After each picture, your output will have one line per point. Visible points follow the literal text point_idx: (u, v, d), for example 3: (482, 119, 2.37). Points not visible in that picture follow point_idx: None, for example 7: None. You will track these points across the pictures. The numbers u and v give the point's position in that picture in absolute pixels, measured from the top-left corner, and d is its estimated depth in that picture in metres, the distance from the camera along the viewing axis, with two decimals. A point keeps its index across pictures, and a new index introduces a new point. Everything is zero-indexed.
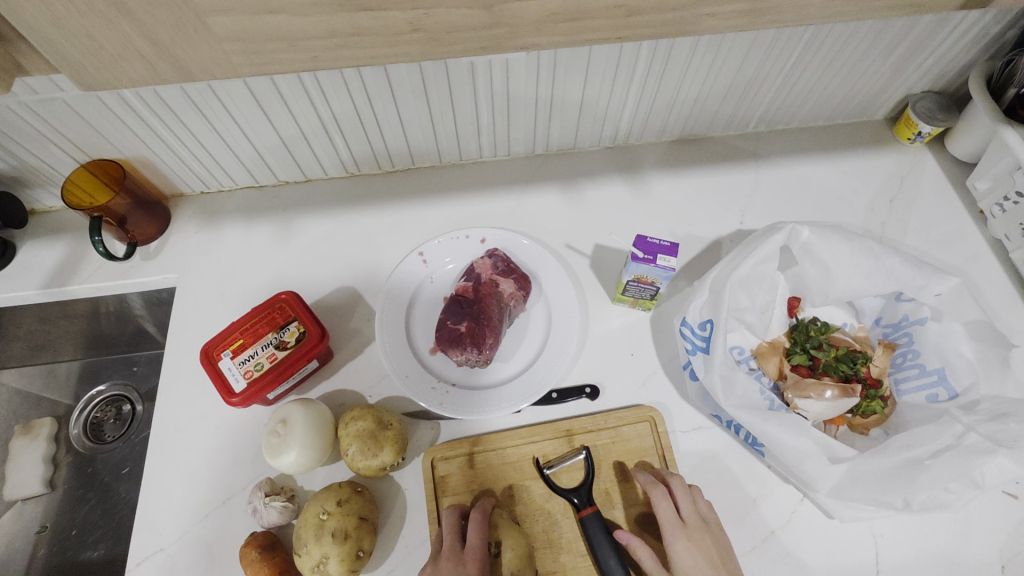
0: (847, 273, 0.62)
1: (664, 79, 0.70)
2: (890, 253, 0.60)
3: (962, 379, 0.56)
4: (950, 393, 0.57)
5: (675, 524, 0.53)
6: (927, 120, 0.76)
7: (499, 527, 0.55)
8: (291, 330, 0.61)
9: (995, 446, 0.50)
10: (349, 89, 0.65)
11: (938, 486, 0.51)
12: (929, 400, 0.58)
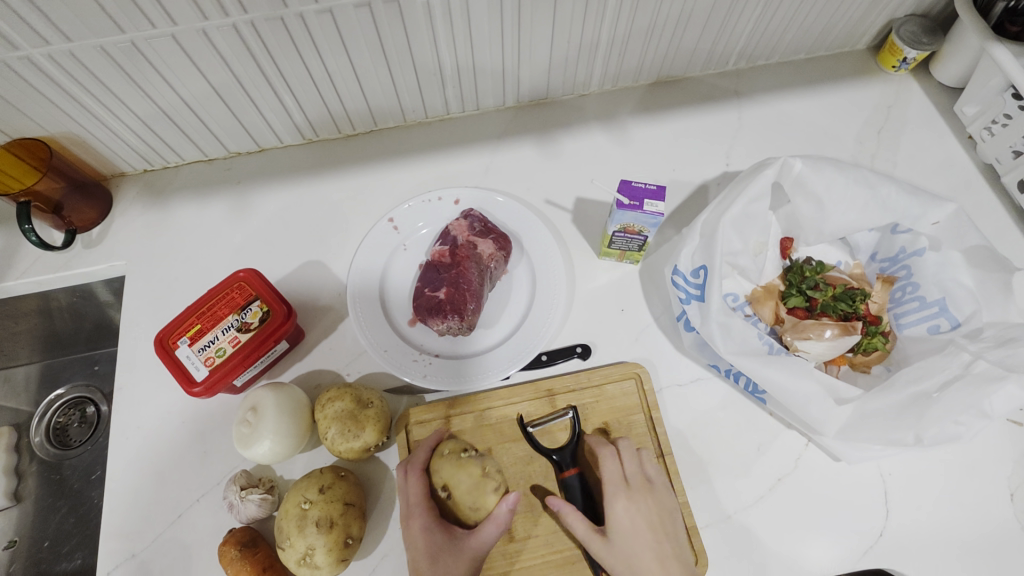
0: (842, 211, 0.58)
1: (638, 14, 0.64)
2: (886, 181, 0.57)
3: (964, 308, 0.54)
4: (953, 322, 0.55)
5: (618, 484, 0.50)
6: (913, 44, 0.72)
7: (433, 460, 0.51)
8: (253, 310, 0.56)
9: (1006, 372, 0.48)
10: (293, 41, 0.59)
11: (948, 419, 0.49)
12: (930, 332, 0.56)
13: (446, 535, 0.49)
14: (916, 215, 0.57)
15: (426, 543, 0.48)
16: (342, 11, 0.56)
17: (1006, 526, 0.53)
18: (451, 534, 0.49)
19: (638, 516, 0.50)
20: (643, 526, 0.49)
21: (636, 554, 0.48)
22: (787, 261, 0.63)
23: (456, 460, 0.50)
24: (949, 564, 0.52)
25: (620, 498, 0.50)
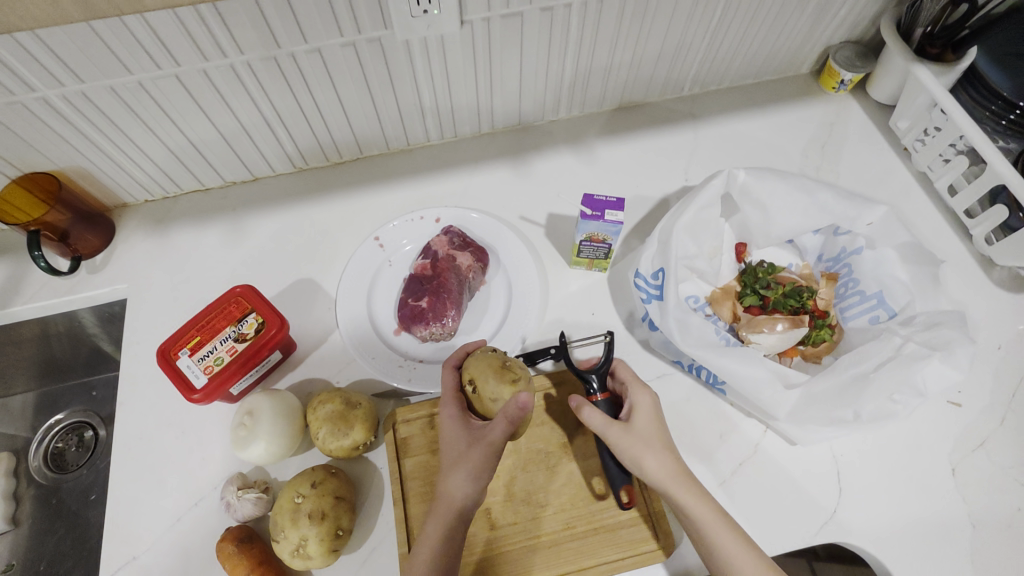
0: (784, 212, 0.65)
1: (597, 47, 0.72)
2: (823, 188, 0.63)
3: (899, 299, 0.60)
4: (889, 312, 0.60)
5: (638, 382, 0.57)
6: (847, 67, 0.80)
7: (468, 366, 0.56)
8: (250, 322, 0.60)
9: (930, 350, 0.55)
10: (286, 79, 0.65)
11: (883, 397, 0.54)
12: (871, 322, 0.61)
13: (463, 437, 0.53)
14: (852, 215, 0.63)
15: (450, 441, 0.54)
16: (330, 51, 0.63)
17: (949, 498, 0.57)
18: (468, 436, 0.53)
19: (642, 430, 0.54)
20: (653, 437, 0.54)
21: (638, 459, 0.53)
22: (742, 264, 0.68)
23: (489, 363, 0.55)
24: (899, 535, 0.56)
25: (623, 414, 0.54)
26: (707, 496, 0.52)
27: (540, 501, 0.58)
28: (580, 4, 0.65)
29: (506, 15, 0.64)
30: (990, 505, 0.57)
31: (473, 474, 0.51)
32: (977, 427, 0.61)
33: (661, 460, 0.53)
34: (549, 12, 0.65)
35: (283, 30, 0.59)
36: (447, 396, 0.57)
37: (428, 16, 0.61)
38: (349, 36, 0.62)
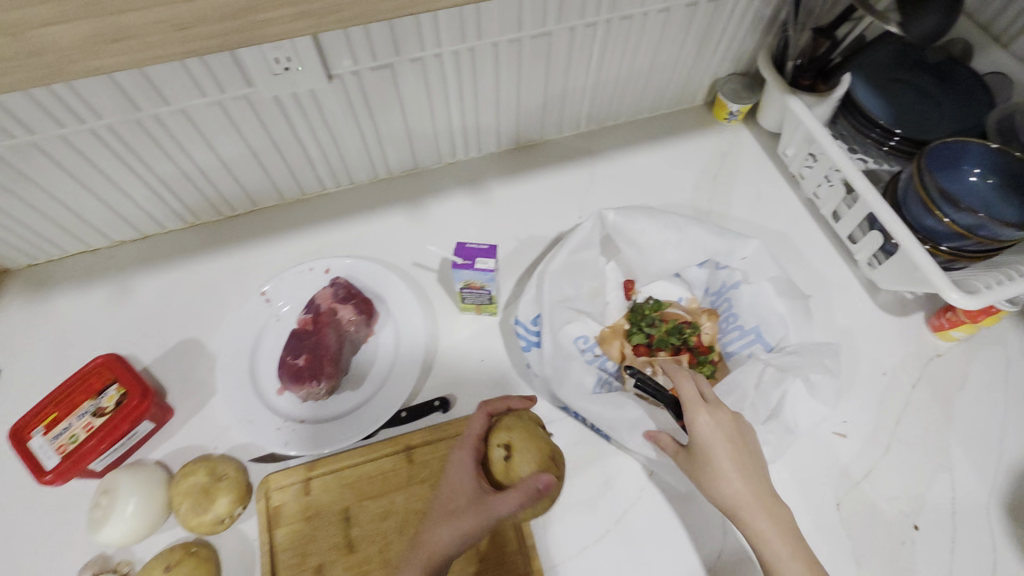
0: (660, 249, 0.65)
1: (478, 91, 0.71)
2: (693, 224, 0.64)
3: (774, 333, 0.62)
4: (766, 347, 0.62)
5: (696, 400, 0.53)
6: (735, 99, 0.81)
7: (507, 429, 0.55)
8: (110, 394, 0.59)
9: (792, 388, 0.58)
10: (153, 139, 0.63)
11: None
12: (750, 357, 0.63)
13: (459, 498, 0.52)
14: (729, 249, 0.64)
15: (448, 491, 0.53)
16: (196, 111, 0.61)
17: (834, 535, 0.57)
18: (472, 500, 0.51)
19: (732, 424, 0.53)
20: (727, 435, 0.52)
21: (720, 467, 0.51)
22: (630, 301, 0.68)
23: (536, 444, 0.54)
24: None
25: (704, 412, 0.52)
26: (773, 507, 0.50)
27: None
28: (451, 54, 0.65)
29: (375, 67, 0.63)
30: (874, 538, 0.57)
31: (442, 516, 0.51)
32: (861, 459, 0.61)
33: (740, 469, 0.51)
34: (420, 63, 0.64)
35: (139, 93, 0.57)
36: (461, 449, 0.55)
37: (292, 73, 0.59)
38: (212, 95, 0.60)
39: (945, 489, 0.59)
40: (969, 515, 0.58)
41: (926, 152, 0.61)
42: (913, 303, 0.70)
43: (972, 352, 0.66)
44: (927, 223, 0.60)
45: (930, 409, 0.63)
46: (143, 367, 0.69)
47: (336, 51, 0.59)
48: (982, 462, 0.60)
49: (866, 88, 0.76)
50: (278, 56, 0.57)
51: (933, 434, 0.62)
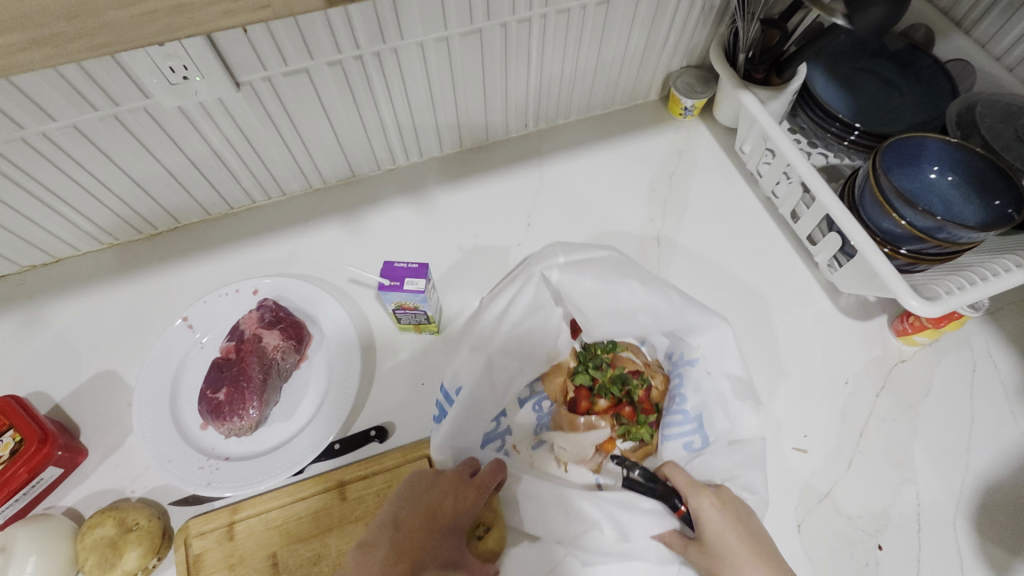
0: (608, 299, 0.62)
1: (409, 93, 0.66)
2: (654, 289, 0.60)
3: (715, 427, 0.58)
4: (704, 440, 0.58)
5: (696, 485, 0.54)
6: (688, 94, 0.76)
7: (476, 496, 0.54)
8: (4, 441, 0.54)
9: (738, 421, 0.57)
10: (46, 158, 0.57)
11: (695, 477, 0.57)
12: (683, 449, 0.59)
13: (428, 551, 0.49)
14: (693, 323, 0.60)
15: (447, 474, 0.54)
16: (89, 125, 0.56)
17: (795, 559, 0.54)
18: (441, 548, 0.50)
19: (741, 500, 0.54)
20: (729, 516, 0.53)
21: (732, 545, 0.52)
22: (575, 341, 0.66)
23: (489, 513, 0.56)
24: None
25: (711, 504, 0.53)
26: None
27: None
28: (372, 55, 0.60)
29: (288, 72, 0.58)
30: (836, 561, 0.54)
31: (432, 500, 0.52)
32: (822, 475, 0.58)
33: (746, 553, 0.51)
34: (338, 66, 0.59)
35: (17, 109, 0.51)
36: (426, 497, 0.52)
37: (191, 82, 0.54)
38: (105, 108, 0.55)
39: (910, 504, 0.56)
40: (935, 532, 0.55)
41: (884, 149, 0.58)
42: (876, 305, 0.67)
43: (936, 357, 0.63)
44: (885, 225, 0.57)
45: (894, 419, 0.60)
46: (54, 404, 0.63)
47: (239, 56, 0.54)
48: (948, 474, 0.57)
49: (824, 80, 0.72)
50: (171, 64, 0.52)
51: (897, 445, 0.59)
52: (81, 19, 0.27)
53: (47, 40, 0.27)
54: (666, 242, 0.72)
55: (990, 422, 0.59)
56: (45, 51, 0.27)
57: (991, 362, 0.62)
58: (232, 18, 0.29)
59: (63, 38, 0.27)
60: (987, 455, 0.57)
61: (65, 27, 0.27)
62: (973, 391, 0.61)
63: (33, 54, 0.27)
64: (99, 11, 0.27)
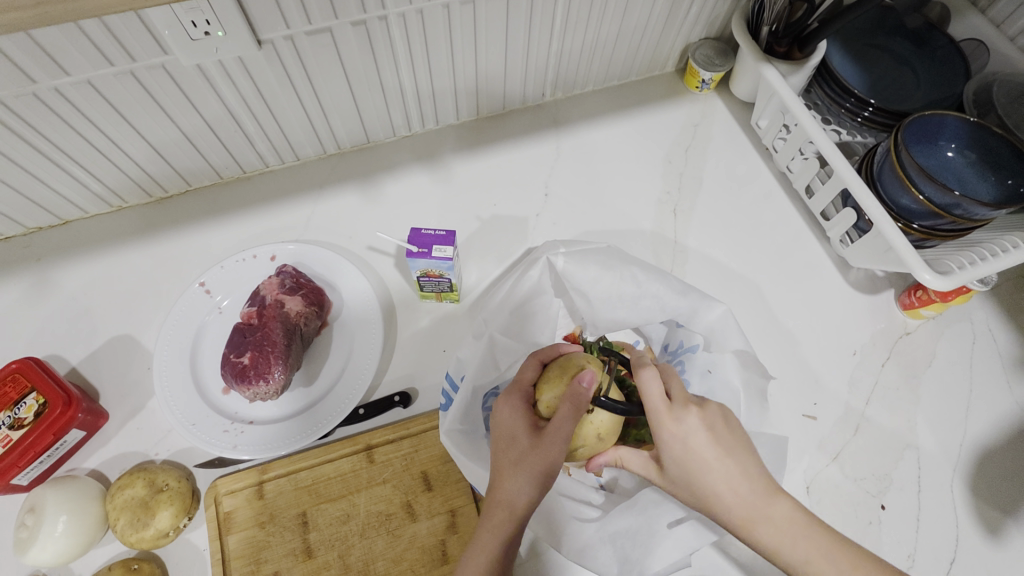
0: (609, 297, 0.59)
1: (431, 57, 0.65)
2: (653, 280, 0.57)
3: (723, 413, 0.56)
4: None
5: (659, 408, 0.48)
6: (707, 66, 0.76)
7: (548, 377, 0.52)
8: (28, 404, 0.54)
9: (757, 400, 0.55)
10: (59, 115, 0.55)
11: None
12: None
13: (517, 447, 0.47)
14: (692, 312, 0.57)
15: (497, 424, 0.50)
16: (104, 82, 0.53)
17: None
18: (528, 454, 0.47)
19: (688, 473, 0.47)
20: (703, 453, 0.46)
21: (705, 490, 0.46)
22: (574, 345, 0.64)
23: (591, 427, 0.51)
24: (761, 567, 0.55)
25: (694, 408, 0.48)
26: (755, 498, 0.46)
27: (378, 571, 0.53)
28: (397, 16, 0.58)
29: (311, 31, 0.56)
30: (842, 520, 0.57)
31: (540, 482, 0.46)
32: (830, 440, 0.60)
33: (727, 472, 0.46)
34: (362, 26, 0.58)
35: (32, 64, 0.49)
36: (512, 403, 0.50)
37: (212, 38, 0.52)
38: (122, 64, 0.52)
39: (912, 467, 0.59)
40: (934, 493, 0.58)
41: (905, 126, 0.59)
42: (884, 280, 0.69)
43: (940, 330, 0.66)
44: (902, 201, 0.59)
45: (898, 388, 0.63)
46: (71, 367, 0.62)
47: (263, 13, 0.52)
48: (949, 440, 0.60)
49: (841, 56, 0.72)
50: (194, 18, 0.50)
51: (901, 413, 0.61)
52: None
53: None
54: (681, 215, 0.73)
55: (987, 391, 0.62)
56: None
57: (990, 335, 0.65)
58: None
59: None
60: (983, 422, 0.60)
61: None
62: (973, 363, 0.63)
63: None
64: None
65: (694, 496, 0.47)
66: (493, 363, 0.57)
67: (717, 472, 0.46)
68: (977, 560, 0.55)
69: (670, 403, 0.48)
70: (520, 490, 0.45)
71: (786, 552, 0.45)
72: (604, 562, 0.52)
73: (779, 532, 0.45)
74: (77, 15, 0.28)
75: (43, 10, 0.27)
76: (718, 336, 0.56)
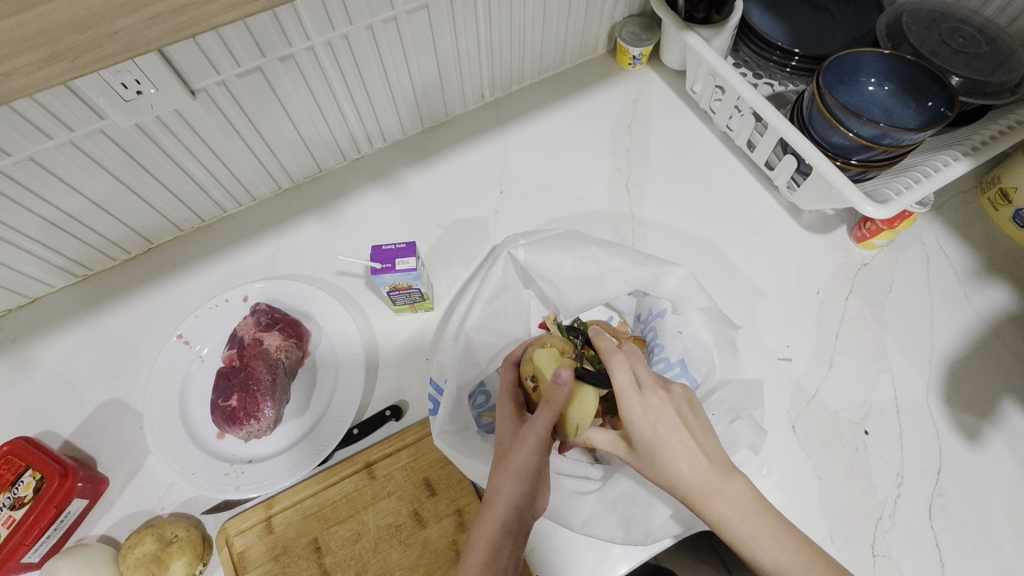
0: (575, 279, 0.61)
1: (365, 77, 0.66)
2: (612, 255, 0.59)
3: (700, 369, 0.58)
4: (692, 383, 0.58)
5: (630, 391, 0.49)
6: (635, 43, 0.78)
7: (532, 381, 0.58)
8: (26, 482, 0.55)
9: (731, 349, 0.58)
10: (6, 196, 0.55)
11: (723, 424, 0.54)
12: None
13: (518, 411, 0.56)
14: (656, 279, 0.59)
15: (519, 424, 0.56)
16: (46, 156, 0.54)
17: (794, 455, 0.59)
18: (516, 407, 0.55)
19: (649, 445, 0.48)
20: (664, 435, 0.48)
21: (665, 468, 0.47)
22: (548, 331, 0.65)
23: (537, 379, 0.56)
24: None
25: (661, 394, 0.49)
26: (724, 479, 0.47)
27: None
28: (323, 44, 0.59)
29: (242, 73, 0.57)
30: (830, 452, 0.59)
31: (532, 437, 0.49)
32: (808, 378, 0.63)
33: (690, 453, 0.47)
34: (291, 60, 0.59)
35: None
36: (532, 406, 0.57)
37: (145, 96, 0.53)
38: (60, 136, 0.53)
39: (888, 391, 0.61)
40: (912, 409, 0.60)
41: (824, 70, 0.62)
42: (835, 218, 0.72)
43: (895, 255, 0.68)
44: (834, 139, 0.61)
45: (863, 317, 0.65)
46: (63, 440, 0.63)
47: (189, 62, 0.53)
48: (918, 357, 0.63)
49: (760, 12, 0.75)
50: (123, 80, 0.50)
51: (870, 341, 0.64)
52: (92, 30, 0.23)
53: (62, 55, 0.23)
54: (634, 189, 0.75)
55: (948, 304, 0.65)
56: (61, 66, 0.23)
57: (941, 251, 0.68)
58: (234, 11, 0.25)
59: (76, 51, 0.23)
60: (946, 334, 0.63)
61: (77, 40, 0.23)
62: (930, 280, 0.66)
63: (49, 71, 0.23)
64: (108, 18, 0.23)
65: (657, 475, 0.48)
66: (471, 361, 0.59)
67: (689, 462, 0.47)
68: (962, 467, 0.57)
69: (640, 390, 0.49)
70: (519, 455, 0.48)
71: (738, 530, 0.45)
72: (609, 526, 0.54)
73: (735, 508, 0.46)
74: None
75: None
76: (683, 298, 0.58)
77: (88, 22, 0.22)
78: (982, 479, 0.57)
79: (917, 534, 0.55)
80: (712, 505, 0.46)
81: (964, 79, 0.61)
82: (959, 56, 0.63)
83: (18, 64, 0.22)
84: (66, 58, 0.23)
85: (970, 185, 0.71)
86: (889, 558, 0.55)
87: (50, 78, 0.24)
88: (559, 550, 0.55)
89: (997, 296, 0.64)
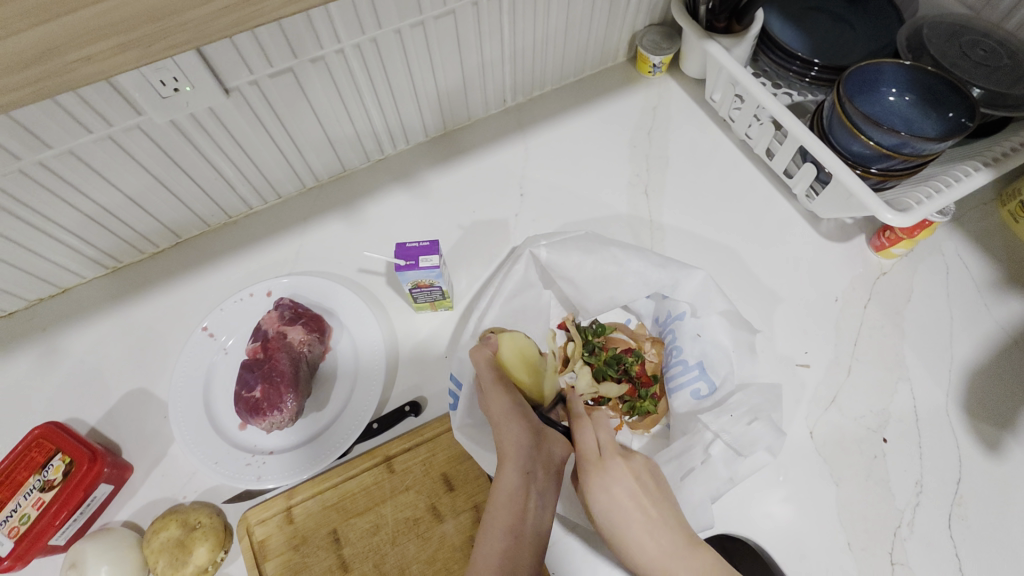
0: (594, 281, 0.62)
1: (391, 80, 0.68)
2: (632, 257, 0.60)
3: (718, 372, 0.59)
4: (710, 385, 0.58)
5: (592, 456, 0.54)
6: (655, 51, 0.79)
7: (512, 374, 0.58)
8: (55, 465, 0.56)
9: (749, 352, 0.58)
10: (45, 187, 0.57)
11: (742, 425, 0.55)
12: (694, 396, 0.59)
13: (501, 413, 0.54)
14: (675, 283, 0.59)
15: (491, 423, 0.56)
16: (86, 149, 0.56)
17: (810, 461, 0.59)
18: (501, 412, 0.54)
19: (610, 503, 0.52)
20: (635, 507, 0.51)
21: (631, 537, 0.50)
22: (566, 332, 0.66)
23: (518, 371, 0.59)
24: (776, 513, 0.58)
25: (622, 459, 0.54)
26: (689, 549, 0.49)
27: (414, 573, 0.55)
28: (353, 47, 0.61)
29: (274, 73, 0.59)
30: (847, 458, 0.59)
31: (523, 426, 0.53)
32: (825, 384, 0.63)
33: (649, 524, 0.51)
34: (321, 62, 0.61)
35: (15, 142, 0.51)
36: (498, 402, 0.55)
37: (181, 94, 0.55)
38: (99, 130, 0.55)
39: (906, 399, 0.61)
40: (931, 418, 0.60)
41: (845, 80, 0.63)
42: (854, 227, 0.72)
43: (913, 265, 0.69)
44: (853, 148, 0.61)
45: (882, 326, 0.66)
46: (90, 427, 0.64)
47: (225, 61, 0.55)
48: (937, 366, 0.63)
49: (780, 23, 0.76)
50: (162, 78, 0.52)
51: (888, 350, 0.64)
52: (162, 20, 0.24)
53: (134, 44, 0.24)
54: (653, 195, 0.76)
55: (968, 314, 0.65)
56: (132, 55, 0.25)
57: (961, 262, 0.68)
58: (289, 6, 0.27)
59: (147, 40, 0.24)
60: (965, 345, 0.63)
61: (150, 29, 0.24)
62: (950, 291, 0.66)
63: (122, 58, 0.25)
64: (178, 11, 0.24)
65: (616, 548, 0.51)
66: None
67: (642, 539, 0.50)
68: (981, 477, 0.57)
69: (601, 454, 0.54)
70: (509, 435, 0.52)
71: None
72: None
73: (693, 571, 0.48)
74: (69, 87, 0.25)
75: (37, 87, 0.24)
76: (702, 301, 0.59)
77: (162, 15, 0.24)
78: (1001, 489, 0.57)
79: (935, 543, 0.55)
80: (672, 564, 0.49)
81: (985, 91, 0.62)
82: (980, 68, 0.64)
83: (95, 52, 0.24)
84: (137, 47, 0.25)
85: (990, 197, 0.71)
86: (906, 566, 0.54)
87: (124, 64, 0.25)
88: (577, 548, 0.56)
89: (1018, 308, 0.64)
